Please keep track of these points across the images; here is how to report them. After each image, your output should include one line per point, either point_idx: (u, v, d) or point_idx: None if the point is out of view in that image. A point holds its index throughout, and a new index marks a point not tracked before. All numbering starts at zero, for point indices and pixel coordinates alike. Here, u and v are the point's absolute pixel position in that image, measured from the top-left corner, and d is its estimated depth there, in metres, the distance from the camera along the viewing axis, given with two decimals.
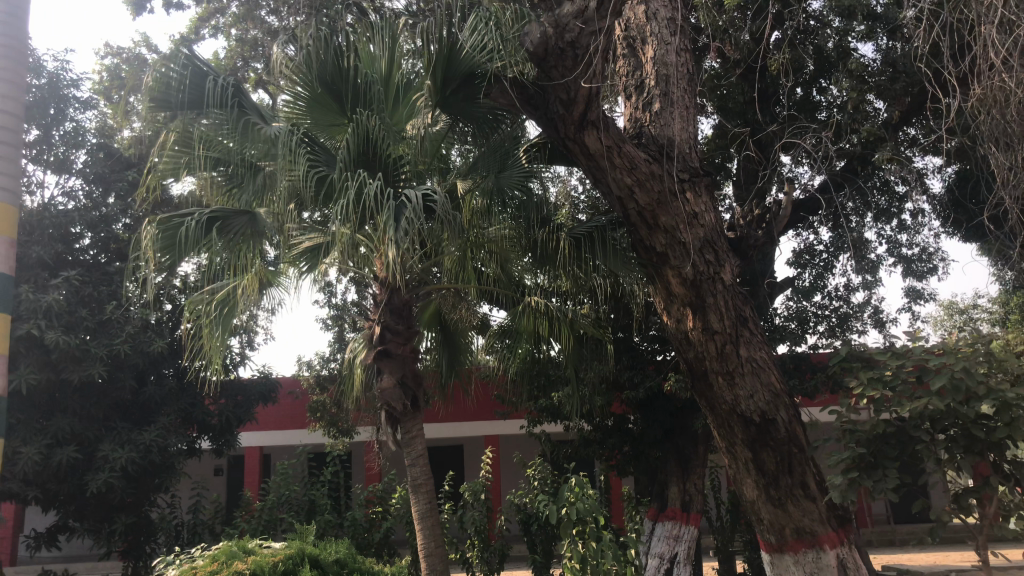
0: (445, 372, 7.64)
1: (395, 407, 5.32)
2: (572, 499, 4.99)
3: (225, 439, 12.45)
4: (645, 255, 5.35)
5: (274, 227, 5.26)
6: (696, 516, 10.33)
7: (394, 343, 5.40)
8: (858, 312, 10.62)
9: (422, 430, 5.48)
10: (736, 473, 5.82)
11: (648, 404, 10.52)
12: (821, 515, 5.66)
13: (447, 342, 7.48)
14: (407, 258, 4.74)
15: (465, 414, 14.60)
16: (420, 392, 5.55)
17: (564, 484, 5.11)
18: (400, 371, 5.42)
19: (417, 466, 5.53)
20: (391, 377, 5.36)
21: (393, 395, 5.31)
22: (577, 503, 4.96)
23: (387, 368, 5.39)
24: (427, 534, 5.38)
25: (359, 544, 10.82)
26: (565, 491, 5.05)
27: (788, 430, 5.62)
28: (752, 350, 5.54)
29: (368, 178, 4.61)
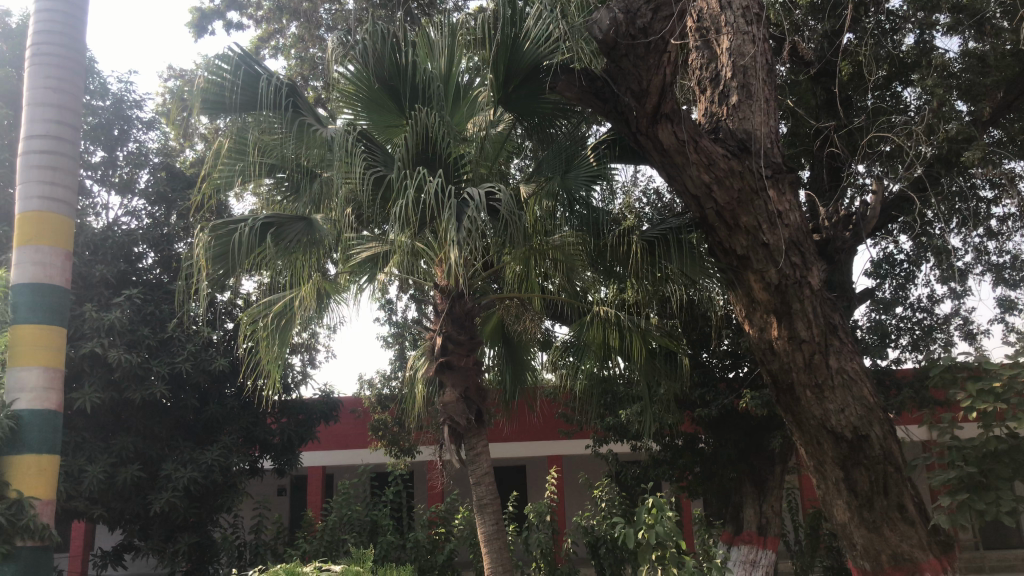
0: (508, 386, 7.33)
1: (460, 423, 5.02)
2: (650, 523, 4.63)
3: (286, 458, 12.33)
4: (723, 258, 5.11)
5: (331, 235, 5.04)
6: (774, 540, 9.88)
7: (457, 356, 5.12)
8: (944, 325, 9.99)
9: (488, 447, 5.17)
10: (825, 494, 5.37)
11: (720, 422, 10.05)
12: (921, 540, 5.15)
13: (511, 356, 7.16)
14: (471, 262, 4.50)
15: (528, 433, 14.25)
16: (485, 407, 5.25)
17: (641, 506, 4.75)
18: (464, 385, 5.13)
19: (483, 485, 5.22)
20: (454, 392, 5.07)
21: (457, 410, 5.02)
22: (657, 527, 4.59)
23: (450, 381, 5.09)
24: (495, 560, 5.06)
25: (423, 566, 10.53)
26: (643, 514, 4.69)
27: (883, 447, 5.16)
28: (842, 360, 5.11)
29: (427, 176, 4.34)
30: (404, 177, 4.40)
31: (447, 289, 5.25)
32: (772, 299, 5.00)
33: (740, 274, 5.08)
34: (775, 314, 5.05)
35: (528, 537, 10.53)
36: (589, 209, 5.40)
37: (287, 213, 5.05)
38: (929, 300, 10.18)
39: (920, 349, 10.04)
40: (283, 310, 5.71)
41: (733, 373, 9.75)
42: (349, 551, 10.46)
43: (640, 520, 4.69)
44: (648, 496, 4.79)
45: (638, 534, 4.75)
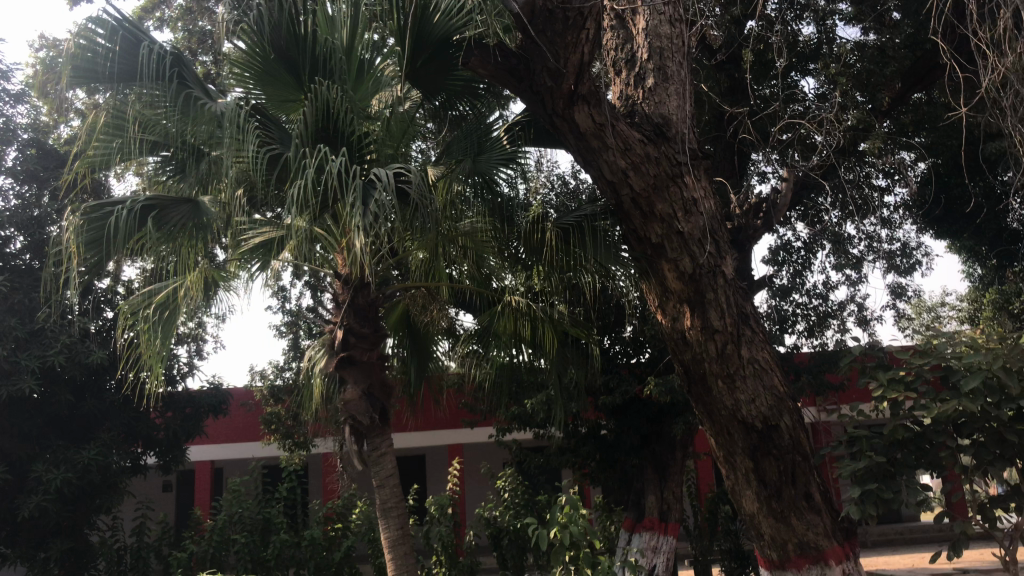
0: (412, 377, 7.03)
1: (361, 421, 4.70)
2: (563, 522, 4.44)
3: (172, 454, 11.68)
4: (637, 247, 4.94)
5: (221, 218, 4.63)
6: (674, 526, 9.89)
7: (358, 349, 4.79)
8: (837, 311, 10.27)
9: (391, 446, 4.88)
10: (734, 484, 5.31)
11: (623, 410, 10.03)
12: (827, 528, 5.16)
13: (415, 347, 6.86)
14: (375, 248, 4.19)
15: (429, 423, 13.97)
16: (388, 402, 4.95)
17: (552, 504, 4.56)
18: (365, 380, 4.81)
19: (386, 486, 4.92)
20: (356, 388, 4.75)
21: (359, 407, 4.70)
22: (570, 526, 4.41)
23: (351, 377, 4.77)
24: (399, 565, 4.79)
25: (319, 564, 10.15)
26: (555, 513, 4.50)
27: (792, 437, 5.14)
28: (754, 350, 5.05)
29: (328, 154, 4.02)
30: (302, 155, 4.05)
31: (347, 277, 4.91)
32: (686, 289, 4.88)
33: (654, 263, 4.93)
34: (689, 304, 4.93)
35: (428, 531, 10.27)
36: (499, 193, 5.13)
37: (170, 195, 4.61)
38: (824, 287, 10.45)
39: (816, 335, 10.34)
40: (167, 301, 5.25)
41: (636, 360, 9.72)
42: (240, 551, 9.95)
43: (552, 519, 4.50)
44: (560, 494, 4.60)
45: (549, 534, 4.56)
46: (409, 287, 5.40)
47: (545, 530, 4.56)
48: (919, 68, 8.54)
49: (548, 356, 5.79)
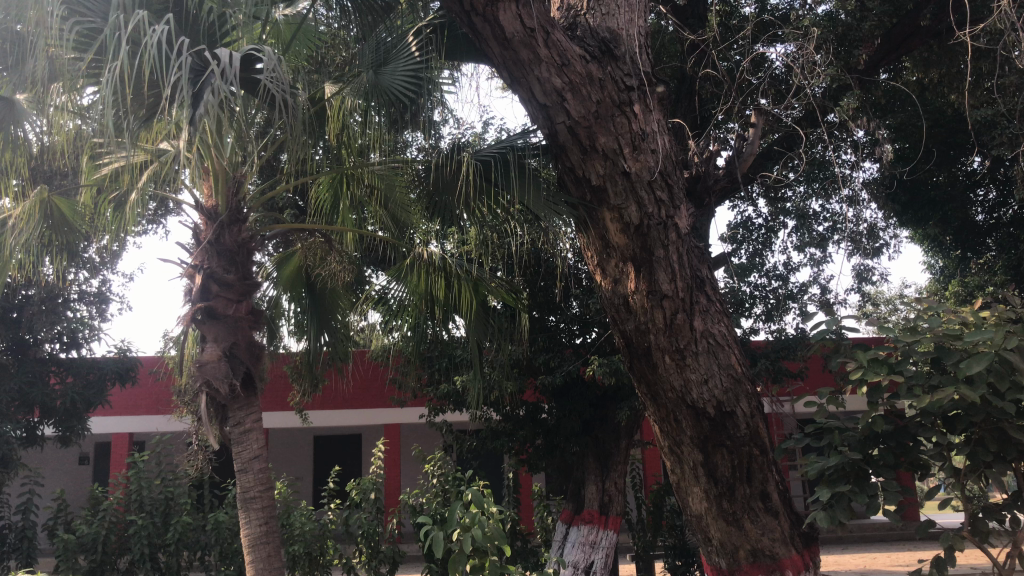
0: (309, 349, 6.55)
1: (221, 389, 4.31)
2: (466, 525, 3.77)
3: (71, 425, 10.64)
4: (574, 190, 4.12)
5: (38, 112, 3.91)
6: (615, 520, 9.15)
7: (219, 301, 4.44)
8: (799, 294, 9.57)
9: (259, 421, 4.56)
10: (679, 480, 4.51)
11: (565, 392, 9.24)
12: (784, 534, 4.41)
13: (316, 310, 6.31)
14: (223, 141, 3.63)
15: (335, 399, 13.11)
16: (253, 366, 4.57)
17: (454, 501, 3.92)
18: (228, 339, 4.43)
19: (252, 471, 4.59)
20: (215, 349, 4.39)
21: (217, 372, 4.32)
22: (473, 530, 3.75)
23: (212, 336, 4.44)
24: (260, 553, 4.46)
25: (224, 550, 9.28)
26: (457, 518, 3.86)
27: (748, 425, 4.37)
28: (708, 322, 4.26)
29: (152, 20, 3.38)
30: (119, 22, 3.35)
31: (214, 212, 4.52)
32: (631, 243, 4.04)
33: (592, 209, 4.10)
34: (634, 261, 4.09)
35: (347, 517, 9.46)
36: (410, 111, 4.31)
37: None
38: (784, 269, 9.75)
39: (774, 319, 9.64)
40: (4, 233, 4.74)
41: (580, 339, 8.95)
42: (137, 535, 9.02)
43: (451, 520, 3.86)
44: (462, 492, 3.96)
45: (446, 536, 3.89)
46: (302, 233, 4.50)
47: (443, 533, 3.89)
48: (896, 36, 7.79)
49: (468, 321, 4.95)
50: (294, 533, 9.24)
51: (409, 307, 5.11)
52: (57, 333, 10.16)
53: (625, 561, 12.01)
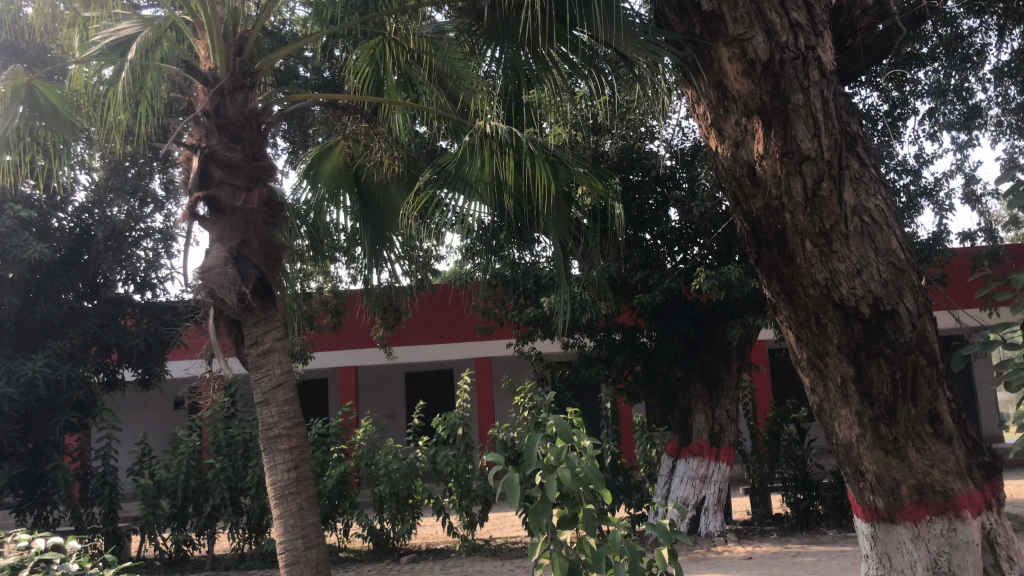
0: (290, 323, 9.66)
1: (226, 299, 4.10)
2: (552, 465, 3.03)
3: (148, 368, 10.24)
4: (682, 18, 3.33)
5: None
6: (727, 451, 8.27)
7: (222, 191, 4.27)
8: (934, 190, 8.30)
9: (277, 341, 4.26)
10: (822, 402, 3.54)
11: (666, 312, 8.29)
12: (960, 464, 3.43)
13: (369, 220, 6.06)
14: None
15: (417, 330, 12.59)
16: (267, 270, 4.32)
17: (533, 435, 3.15)
18: (238, 235, 4.26)
19: (276, 403, 4.18)
20: (220, 252, 4.19)
21: (221, 279, 4.10)
22: (560, 470, 3.00)
23: (221, 236, 4.24)
24: (289, 500, 4.14)
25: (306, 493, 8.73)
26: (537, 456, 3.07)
27: (916, 329, 3.35)
28: (862, 195, 3.26)
29: None
30: None
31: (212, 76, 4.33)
32: (760, 87, 3.15)
33: (703, 47, 3.29)
34: (762, 114, 3.15)
35: (434, 455, 8.85)
36: None
37: None
38: (915, 162, 8.46)
39: (904, 221, 8.39)
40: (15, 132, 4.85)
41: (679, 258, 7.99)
42: (216, 479, 8.67)
43: (532, 462, 3.07)
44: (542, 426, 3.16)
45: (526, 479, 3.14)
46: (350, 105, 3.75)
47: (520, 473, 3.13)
48: None
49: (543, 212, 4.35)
50: (379, 473, 8.75)
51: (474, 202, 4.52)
52: (130, 273, 9.79)
53: (739, 494, 11.09)
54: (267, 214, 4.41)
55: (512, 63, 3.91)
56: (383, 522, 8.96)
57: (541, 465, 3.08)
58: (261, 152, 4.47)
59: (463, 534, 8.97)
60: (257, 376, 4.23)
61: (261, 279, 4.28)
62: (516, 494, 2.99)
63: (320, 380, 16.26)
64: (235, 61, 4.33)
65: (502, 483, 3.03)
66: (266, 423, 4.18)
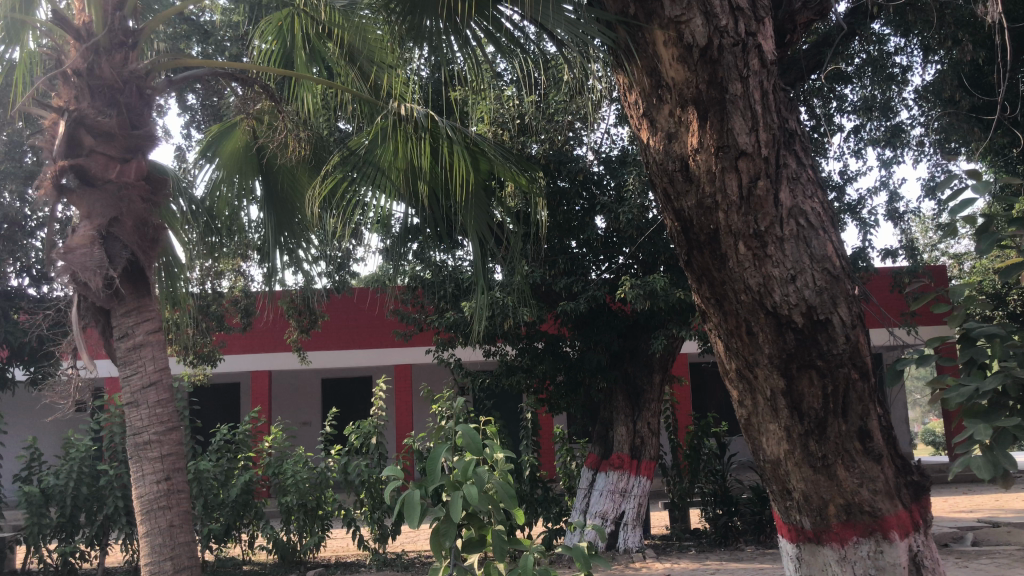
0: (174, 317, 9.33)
1: (90, 282, 4.03)
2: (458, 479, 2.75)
3: (42, 367, 9.56)
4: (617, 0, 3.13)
5: None
6: (648, 465, 8.11)
7: (92, 160, 4.17)
8: (856, 207, 8.35)
9: (149, 333, 4.18)
10: (750, 415, 3.34)
11: (592, 322, 8.12)
12: (890, 483, 3.28)
13: (274, 209, 5.71)
14: None
15: (331, 338, 12.18)
16: (140, 252, 4.23)
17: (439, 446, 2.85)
18: (110, 209, 4.16)
19: (147, 404, 4.11)
20: (86, 228, 4.10)
21: (87, 261, 4.02)
22: (467, 487, 2.72)
23: (83, 208, 4.15)
24: (156, 517, 4.02)
25: (208, 504, 8.22)
26: (441, 472, 2.78)
27: (850, 340, 3.18)
28: (798, 195, 3.09)
29: None
30: None
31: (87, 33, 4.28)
32: (696, 75, 2.96)
33: (638, 31, 3.10)
34: (697, 104, 2.97)
35: (347, 464, 8.46)
36: None
37: None
38: (839, 179, 8.51)
39: None
40: None
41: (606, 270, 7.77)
42: (110, 487, 8.07)
43: (435, 478, 2.77)
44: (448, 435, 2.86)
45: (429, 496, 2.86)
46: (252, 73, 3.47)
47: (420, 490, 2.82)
48: None
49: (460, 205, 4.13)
50: (287, 483, 8.30)
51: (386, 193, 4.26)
52: (25, 265, 9.14)
53: (657, 509, 11.00)
54: (145, 190, 4.31)
55: (437, 54, 3.66)
56: (289, 534, 8.52)
57: (445, 481, 2.79)
58: (140, 120, 4.39)
59: (374, 548, 8.60)
60: (128, 373, 4.15)
61: (132, 262, 4.20)
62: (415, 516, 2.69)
63: (230, 385, 15.60)
64: (114, 16, 4.31)
65: (400, 501, 2.72)
66: (134, 427, 4.10)
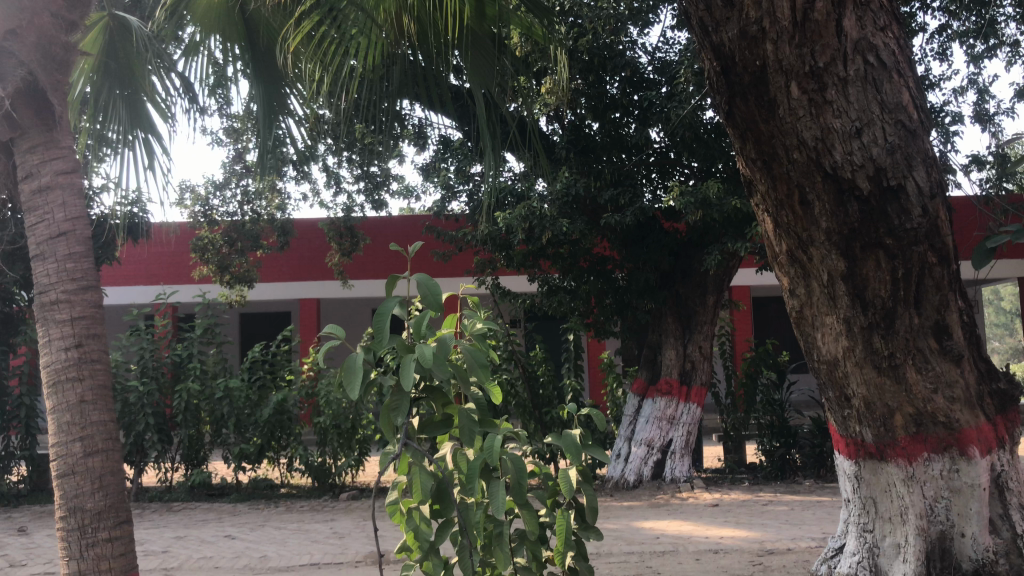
0: (143, 224, 9.01)
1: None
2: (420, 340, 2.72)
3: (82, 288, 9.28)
4: None
5: None
6: (699, 392, 7.60)
7: None
8: (937, 114, 7.55)
9: (58, 175, 3.03)
10: (801, 305, 2.76)
11: (639, 237, 7.58)
12: (971, 388, 2.71)
13: (267, 85, 4.46)
14: None
15: (374, 268, 12.00)
16: (42, 70, 3.13)
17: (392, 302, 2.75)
18: (5, 17, 3.18)
19: (56, 258, 2.97)
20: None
21: None
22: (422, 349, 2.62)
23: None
24: (65, 392, 2.92)
25: (241, 422, 8.00)
26: (389, 333, 2.67)
27: (930, 210, 2.57)
28: (866, 26, 2.48)
29: None
30: None
31: None
32: None
33: None
34: None
35: None
36: None
37: None
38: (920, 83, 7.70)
39: None
40: None
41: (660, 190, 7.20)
42: (141, 404, 7.89)
43: (383, 340, 2.68)
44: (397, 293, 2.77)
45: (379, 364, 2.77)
46: None
47: (370, 355, 2.77)
48: None
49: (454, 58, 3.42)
50: (321, 403, 8.00)
51: (362, 40, 3.35)
52: None
53: (711, 442, 10.46)
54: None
55: None
56: (325, 457, 8.25)
57: (396, 342, 2.70)
58: None
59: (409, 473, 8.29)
60: (31, 222, 3.02)
61: (34, 84, 3.10)
62: (359, 380, 2.64)
63: (278, 313, 15.51)
64: None
65: (345, 366, 2.67)
66: (38, 284, 2.97)
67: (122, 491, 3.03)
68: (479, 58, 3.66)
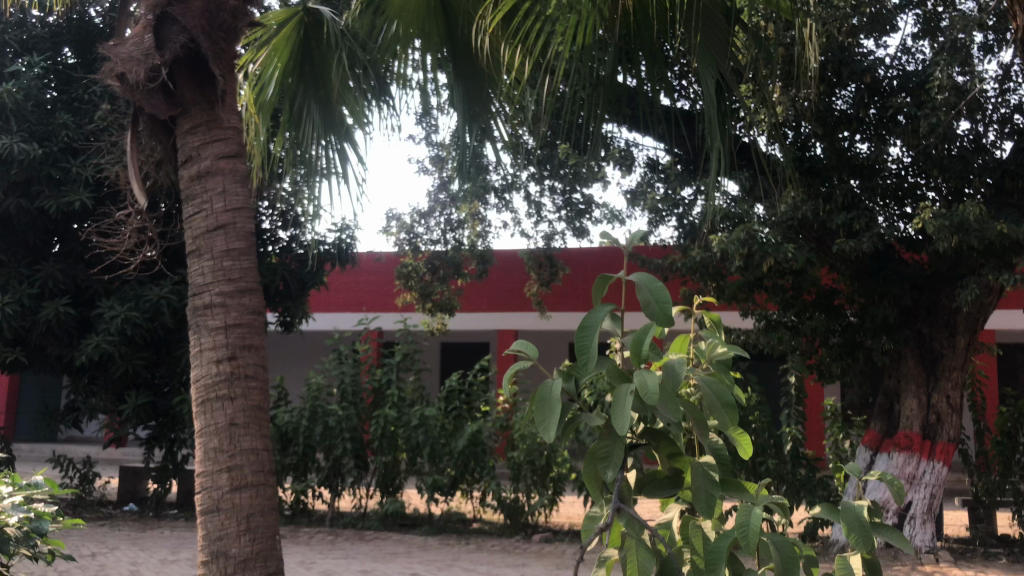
0: (350, 251, 9.15)
1: (129, 73, 3.11)
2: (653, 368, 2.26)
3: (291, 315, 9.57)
4: None
5: None
6: (944, 448, 6.60)
7: None
8: None
9: (218, 157, 3.05)
10: None
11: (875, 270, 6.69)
12: None
13: (469, 84, 4.12)
14: None
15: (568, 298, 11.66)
16: (203, 39, 3.17)
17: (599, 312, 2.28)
18: None
19: (212, 255, 2.94)
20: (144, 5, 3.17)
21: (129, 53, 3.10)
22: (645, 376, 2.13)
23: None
24: (215, 410, 2.82)
25: (435, 452, 7.82)
26: (599, 356, 2.23)
27: None
28: None
29: None
30: None
31: None
32: None
33: None
34: None
35: None
36: None
37: None
38: None
39: None
40: None
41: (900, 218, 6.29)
42: (340, 428, 7.93)
43: (590, 362, 2.23)
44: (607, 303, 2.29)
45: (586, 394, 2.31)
46: None
47: (570, 383, 2.31)
48: None
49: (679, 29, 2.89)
50: (516, 437, 7.67)
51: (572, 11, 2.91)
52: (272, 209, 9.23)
53: (952, 507, 9.13)
54: None
55: None
56: (517, 494, 7.79)
57: (608, 367, 2.24)
58: None
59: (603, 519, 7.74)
60: (190, 211, 3.02)
61: (193, 51, 3.17)
62: (556, 418, 2.17)
63: (477, 343, 15.55)
64: None
65: (540, 398, 2.22)
66: (195, 285, 2.93)
67: (273, 531, 2.82)
68: (707, 33, 3.11)
